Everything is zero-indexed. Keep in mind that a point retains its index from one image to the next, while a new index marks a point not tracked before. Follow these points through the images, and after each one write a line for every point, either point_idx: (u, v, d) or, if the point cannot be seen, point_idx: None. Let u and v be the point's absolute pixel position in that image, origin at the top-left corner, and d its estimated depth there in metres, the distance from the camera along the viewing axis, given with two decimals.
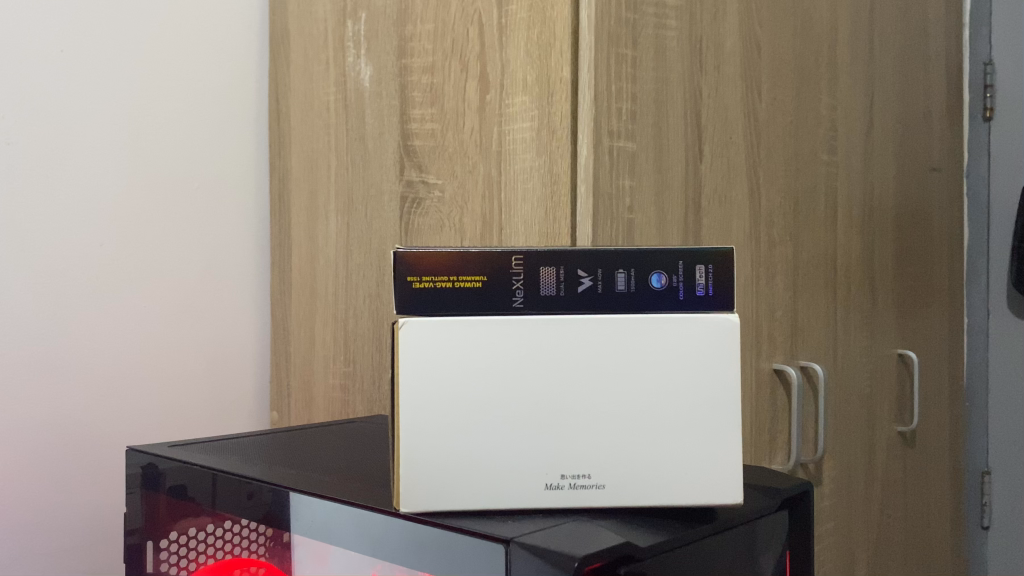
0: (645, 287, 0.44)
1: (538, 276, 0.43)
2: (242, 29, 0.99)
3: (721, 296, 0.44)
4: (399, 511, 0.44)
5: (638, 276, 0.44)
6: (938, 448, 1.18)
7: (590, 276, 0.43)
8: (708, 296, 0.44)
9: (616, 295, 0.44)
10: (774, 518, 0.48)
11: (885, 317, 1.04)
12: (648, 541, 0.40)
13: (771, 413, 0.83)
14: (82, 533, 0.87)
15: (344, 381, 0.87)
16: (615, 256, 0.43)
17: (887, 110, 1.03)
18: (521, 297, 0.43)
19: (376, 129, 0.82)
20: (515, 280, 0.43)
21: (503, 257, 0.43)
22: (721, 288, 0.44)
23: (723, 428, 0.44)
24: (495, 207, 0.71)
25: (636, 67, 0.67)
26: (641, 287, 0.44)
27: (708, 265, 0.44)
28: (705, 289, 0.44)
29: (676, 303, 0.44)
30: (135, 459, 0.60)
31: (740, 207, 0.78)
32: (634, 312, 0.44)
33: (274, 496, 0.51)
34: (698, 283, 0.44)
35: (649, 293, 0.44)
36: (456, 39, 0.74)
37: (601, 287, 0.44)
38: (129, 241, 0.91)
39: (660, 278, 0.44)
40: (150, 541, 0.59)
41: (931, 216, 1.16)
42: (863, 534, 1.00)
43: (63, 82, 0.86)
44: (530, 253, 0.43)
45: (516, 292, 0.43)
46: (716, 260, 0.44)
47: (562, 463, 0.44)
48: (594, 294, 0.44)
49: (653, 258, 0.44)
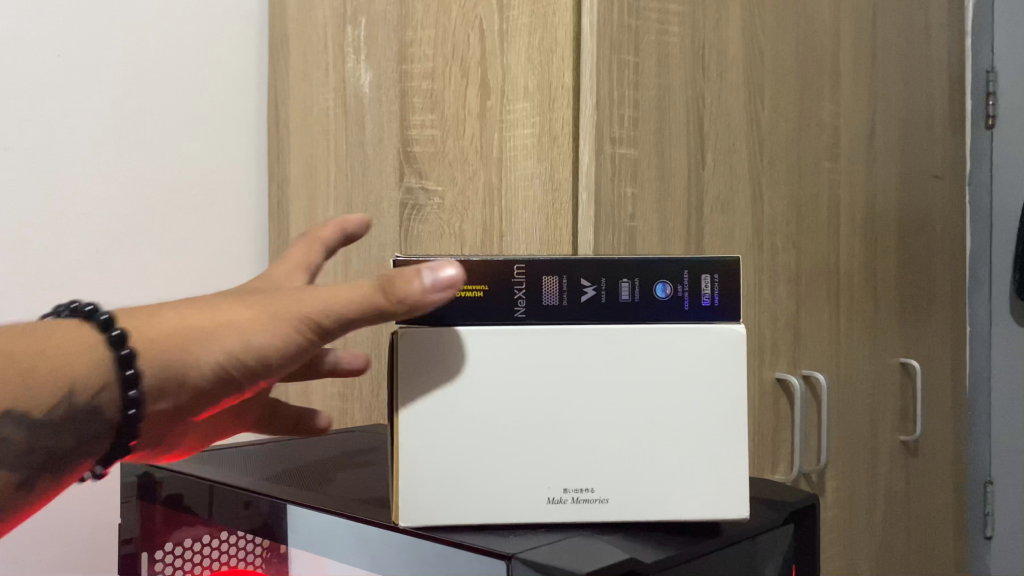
0: (649, 296, 0.43)
1: (540, 284, 0.43)
2: (240, 36, 0.98)
3: (729, 306, 0.44)
4: (397, 526, 0.43)
5: (642, 285, 0.43)
6: (941, 457, 1.18)
7: (593, 285, 0.43)
8: (714, 305, 0.43)
9: (619, 305, 0.43)
10: (780, 532, 0.47)
11: (887, 326, 1.03)
12: (653, 557, 0.40)
13: (773, 423, 0.82)
14: (73, 541, 0.86)
15: (343, 390, 0.86)
16: (617, 265, 0.43)
17: (890, 118, 1.03)
18: (524, 306, 0.43)
19: (375, 136, 0.81)
20: (517, 289, 0.43)
21: (505, 266, 0.43)
22: (728, 298, 0.43)
23: (728, 442, 0.43)
24: (496, 214, 0.70)
25: (639, 73, 0.66)
26: (645, 297, 0.43)
27: (713, 274, 0.43)
28: (711, 299, 0.43)
29: (681, 313, 0.43)
30: (127, 468, 0.59)
31: (742, 215, 0.77)
32: (639, 322, 0.43)
33: (272, 507, 0.50)
34: (703, 292, 0.43)
35: (653, 303, 0.43)
36: (457, 45, 0.73)
37: (604, 296, 0.43)
38: (126, 246, 0.90)
39: (665, 287, 0.43)
40: (144, 553, 0.58)
41: (933, 224, 1.16)
42: (866, 545, 0.99)
43: (58, 87, 0.85)
44: (532, 261, 0.43)
45: (518, 302, 0.43)
46: (721, 269, 0.43)
47: (565, 476, 0.43)
48: (597, 304, 0.43)
49: (657, 267, 0.43)
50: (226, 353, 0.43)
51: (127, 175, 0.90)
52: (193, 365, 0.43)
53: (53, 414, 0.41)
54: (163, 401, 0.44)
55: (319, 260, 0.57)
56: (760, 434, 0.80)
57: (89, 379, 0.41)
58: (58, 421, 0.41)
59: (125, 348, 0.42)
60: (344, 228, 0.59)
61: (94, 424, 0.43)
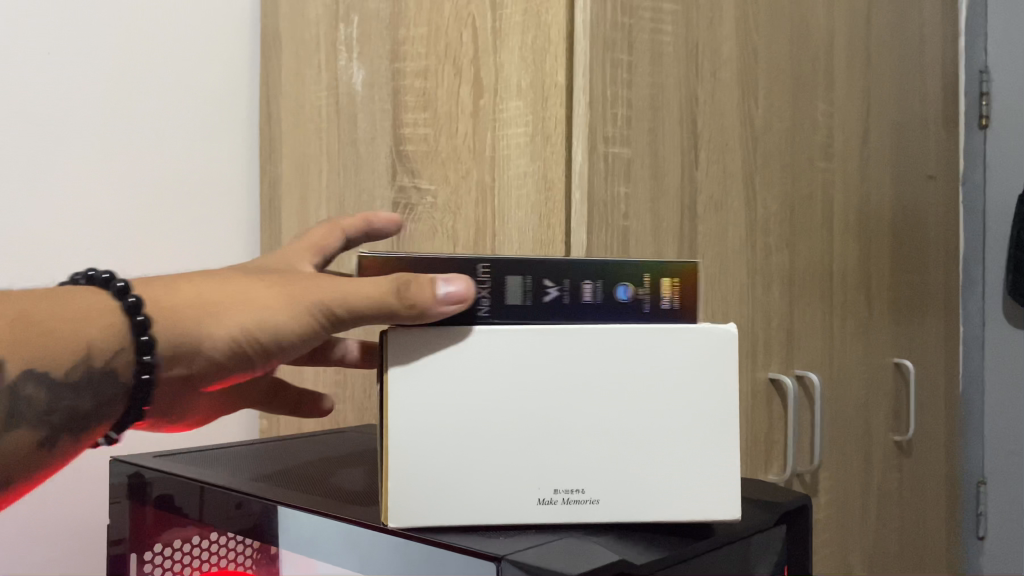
0: (611, 299, 0.43)
1: (505, 285, 0.42)
2: (233, 33, 0.98)
3: (683, 307, 0.43)
4: (387, 526, 0.43)
5: (605, 287, 0.42)
6: (934, 457, 1.17)
7: (557, 285, 0.42)
8: (673, 310, 0.43)
9: (582, 306, 0.42)
10: (772, 533, 0.47)
11: (881, 326, 1.03)
12: (644, 558, 0.39)
13: (766, 423, 0.82)
14: (63, 541, 0.85)
15: (335, 389, 0.85)
16: (581, 266, 0.42)
17: (883, 118, 1.03)
18: (487, 306, 0.42)
19: (368, 135, 0.81)
20: (480, 288, 0.42)
21: (469, 264, 0.42)
22: (687, 303, 0.43)
23: (720, 442, 0.43)
24: (488, 213, 0.70)
25: (632, 72, 0.66)
26: (607, 299, 0.43)
27: (672, 278, 0.43)
28: (670, 304, 0.43)
29: (642, 316, 0.43)
30: (119, 468, 0.59)
31: (736, 214, 0.77)
32: (599, 324, 0.43)
33: (263, 508, 0.50)
34: (663, 296, 0.43)
35: (615, 305, 0.43)
36: (449, 43, 0.73)
37: (568, 297, 0.42)
38: (120, 242, 0.90)
39: (626, 290, 0.43)
40: (134, 553, 0.58)
41: (927, 224, 1.16)
42: (859, 546, 0.98)
43: (50, 85, 0.85)
44: (497, 260, 0.42)
45: (482, 301, 0.42)
46: (681, 274, 0.43)
47: (556, 477, 0.42)
48: (560, 304, 0.42)
49: (620, 269, 0.42)
50: (244, 327, 0.45)
51: (120, 171, 0.89)
52: (206, 335, 0.45)
53: (74, 374, 0.42)
54: (178, 367, 0.45)
55: (337, 246, 0.58)
56: (754, 434, 0.80)
57: (108, 341, 0.43)
58: (77, 382, 0.42)
59: (140, 314, 0.43)
60: (370, 222, 0.60)
61: (110, 388, 0.44)
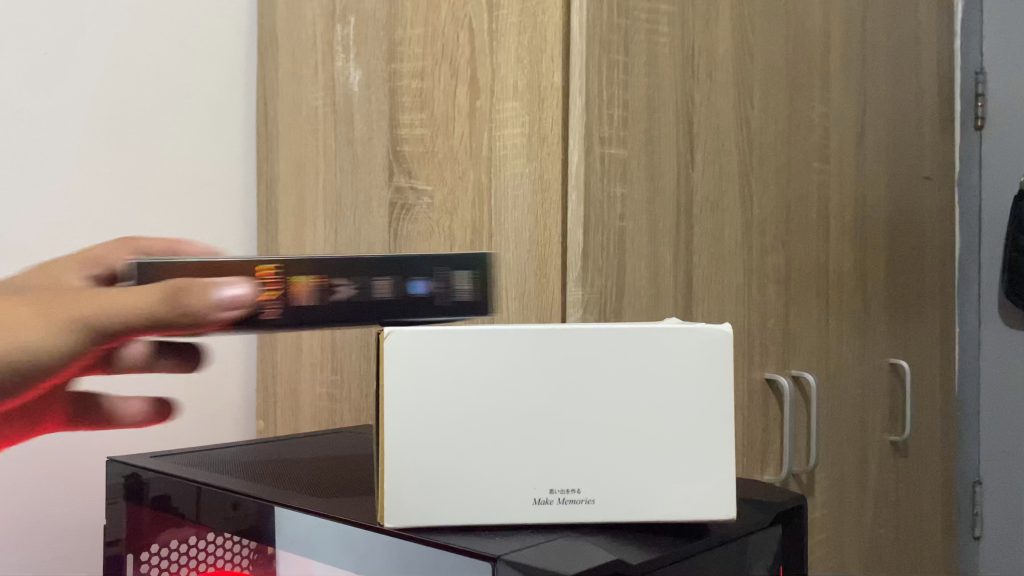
0: (405, 294, 0.44)
1: (304, 283, 0.43)
2: (229, 33, 0.98)
3: (478, 299, 0.45)
4: (383, 527, 0.43)
5: (399, 283, 0.44)
6: (930, 457, 1.18)
7: (350, 283, 0.43)
8: (467, 302, 0.45)
9: (377, 302, 0.44)
10: (767, 533, 0.47)
11: (876, 326, 1.03)
12: (639, 558, 0.39)
13: (763, 423, 0.82)
14: (60, 542, 0.85)
15: (332, 390, 0.85)
16: (377, 263, 0.44)
17: (879, 119, 1.03)
18: (296, 306, 0.42)
19: (365, 135, 0.81)
20: (284, 288, 0.42)
21: (265, 264, 0.42)
22: (479, 295, 0.45)
23: (715, 442, 0.43)
24: (485, 214, 0.70)
25: (628, 73, 0.66)
26: (402, 295, 0.44)
27: (469, 271, 0.45)
28: (466, 296, 0.45)
29: (437, 309, 0.45)
30: (116, 468, 0.59)
31: (732, 215, 0.77)
32: (392, 321, 0.44)
33: (259, 508, 0.50)
34: (459, 290, 0.45)
35: (410, 301, 0.44)
36: (446, 44, 0.73)
37: (361, 294, 0.44)
38: (118, 242, 0.89)
39: (422, 285, 0.45)
40: (131, 554, 0.58)
41: (922, 225, 1.16)
42: (855, 546, 0.99)
43: (48, 86, 0.85)
44: (291, 260, 0.43)
45: (289, 300, 0.42)
46: (478, 266, 0.45)
47: (551, 477, 0.43)
48: (355, 301, 0.44)
49: (415, 265, 0.45)
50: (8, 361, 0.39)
51: (118, 172, 0.89)
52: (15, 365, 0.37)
53: None
54: None
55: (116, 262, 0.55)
56: (750, 434, 0.80)
57: None
58: None
59: None
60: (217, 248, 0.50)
61: None
